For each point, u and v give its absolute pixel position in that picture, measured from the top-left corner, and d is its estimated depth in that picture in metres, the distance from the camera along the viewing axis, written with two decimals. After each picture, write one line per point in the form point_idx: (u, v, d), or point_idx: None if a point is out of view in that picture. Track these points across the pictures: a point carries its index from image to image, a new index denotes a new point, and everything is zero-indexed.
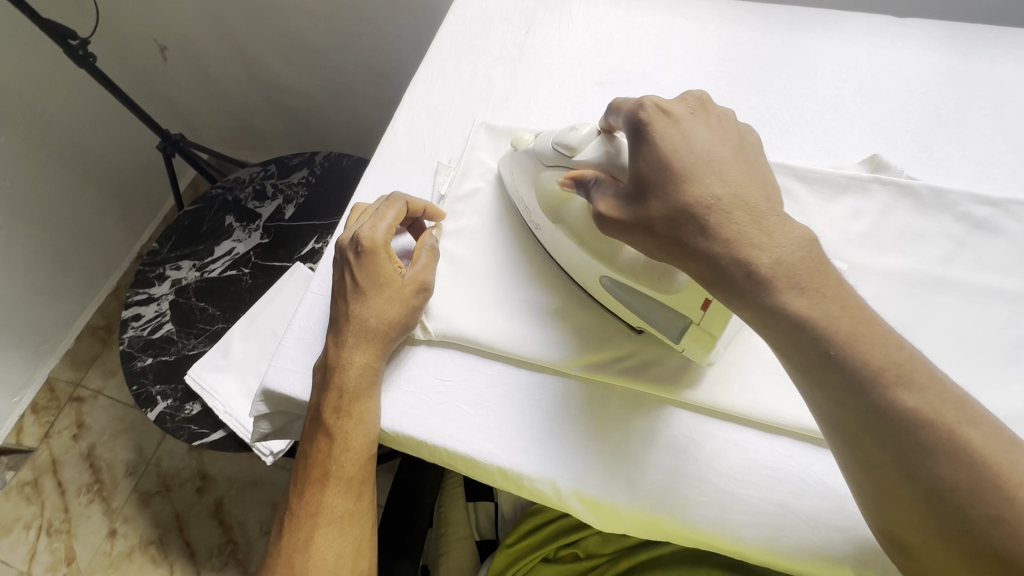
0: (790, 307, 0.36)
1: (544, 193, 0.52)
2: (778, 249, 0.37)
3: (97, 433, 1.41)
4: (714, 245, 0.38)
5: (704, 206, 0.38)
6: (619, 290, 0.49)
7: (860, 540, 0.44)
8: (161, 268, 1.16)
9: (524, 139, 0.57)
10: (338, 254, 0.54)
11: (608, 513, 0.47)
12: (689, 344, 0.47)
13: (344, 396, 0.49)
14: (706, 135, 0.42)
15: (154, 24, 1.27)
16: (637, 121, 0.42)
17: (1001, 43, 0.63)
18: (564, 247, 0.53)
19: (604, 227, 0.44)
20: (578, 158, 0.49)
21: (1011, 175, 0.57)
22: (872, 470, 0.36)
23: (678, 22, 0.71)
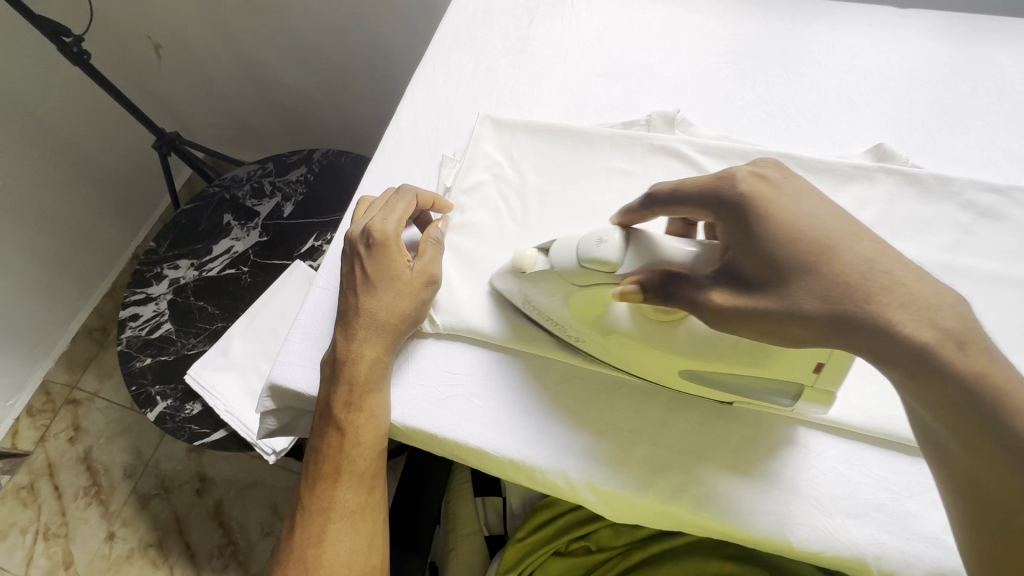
0: (928, 344, 0.33)
1: (581, 307, 0.48)
2: (950, 307, 0.34)
3: (94, 435, 1.40)
4: (887, 315, 0.34)
5: (860, 271, 0.35)
6: (706, 377, 0.46)
7: (874, 527, 0.44)
8: (158, 267, 1.15)
9: (526, 256, 0.49)
10: (347, 246, 0.54)
11: (621, 504, 0.47)
12: (805, 405, 0.45)
13: (354, 390, 0.49)
14: (815, 198, 0.39)
15: (149, 21, 1.26)
16: (739, 195, 0.40)
17: (1001, 33, 0.64)
18: (625, 356, 0.48)
19: (727, 323, 0.39)
20: (623, 270, 0.43)
21: (1016, 163, 0.57)
22: (994, 486, 0.33)
23: (680, 14, 0.71)
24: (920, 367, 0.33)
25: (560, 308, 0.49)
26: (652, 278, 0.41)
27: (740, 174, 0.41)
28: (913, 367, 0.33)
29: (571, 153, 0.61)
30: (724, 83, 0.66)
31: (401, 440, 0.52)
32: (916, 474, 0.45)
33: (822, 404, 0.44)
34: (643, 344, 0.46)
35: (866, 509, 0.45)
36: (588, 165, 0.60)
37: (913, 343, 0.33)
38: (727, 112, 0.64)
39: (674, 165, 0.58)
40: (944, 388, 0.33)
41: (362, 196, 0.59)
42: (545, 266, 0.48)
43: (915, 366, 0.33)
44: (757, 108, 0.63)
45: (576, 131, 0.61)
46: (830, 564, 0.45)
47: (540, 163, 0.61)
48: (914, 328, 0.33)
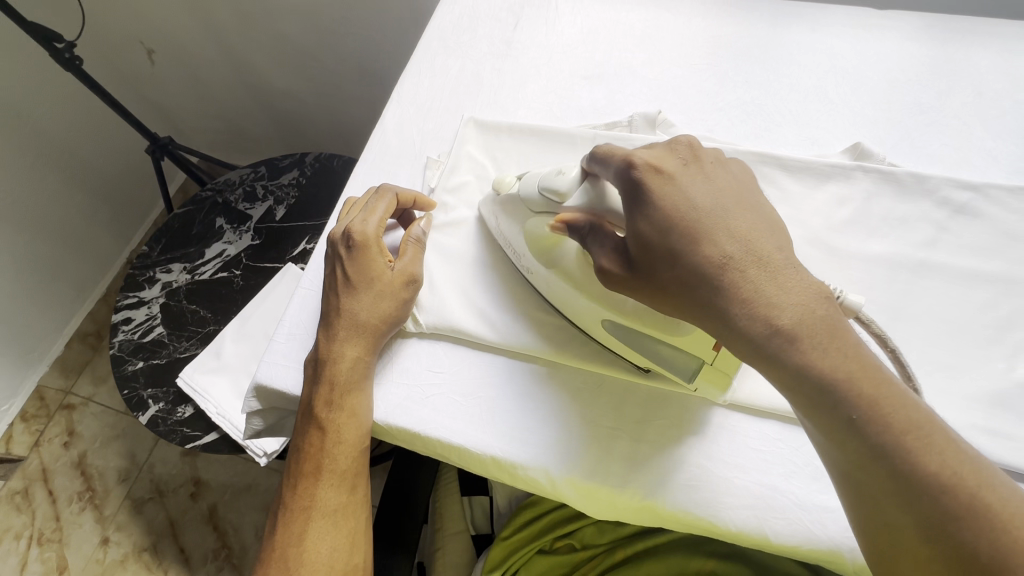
0: (763, 334, 0.35)
1: (535, 238, 0.52)
2: (799, 304, 0.35)
3: (88, 440, 1.40)
4: (731, 306, 0.36)
5: (716, 266, 0.37)
6: (620, 334, 0.48)
7: (850, 520, 0.44)
8: (151, 271, 1.16)
9: (506, 182, 0.56)
10: (330, 248, 0.55)
11: (601, 499, 0.48)
12: (702, 384, 0.47)
13: (334, 389, 0.49)
14: (702, 189, 0.41)
15: (141, 27, 1.27)
16: (633, 182, 0.41)
17: (978, 33, 0.65)
18: (561, 292, 0.51)
19: (608, 283, 0.44)
20: (567, 204, 0.49)
21: (992, 161, 0.58)
22: (844, 468, 0.33)
23: (663, 16, 0.72)
24: (754, 350, 0.35)
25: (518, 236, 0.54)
26: (578, 221, 0.47)
27: (638, 161, 0.42)
28: (754, 351, 0.36)
29: (553, 153, 0.62)
30: (706, 85, 0.66)
31: (385, 438, 0.53)
32: None
33: (715, 388, 0.47)
34: (579, 285, 0.49)
35: (842, 503, 0.45)
36: (571, 165, 0.61)
37: (756, 328, 0.35)
38: (708, 112, 0.65)
39: None
40: (784, 372, 0.35)
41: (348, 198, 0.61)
42: (514, 194, 0.54)
43: (752, 349, 0.36)
44: (738, 109, 0.64)
45: (559, 132, 0.62)
46: (808, 557, 0.45)
47: (523, 163, 0.62)
48: (755, 318, 0.35)
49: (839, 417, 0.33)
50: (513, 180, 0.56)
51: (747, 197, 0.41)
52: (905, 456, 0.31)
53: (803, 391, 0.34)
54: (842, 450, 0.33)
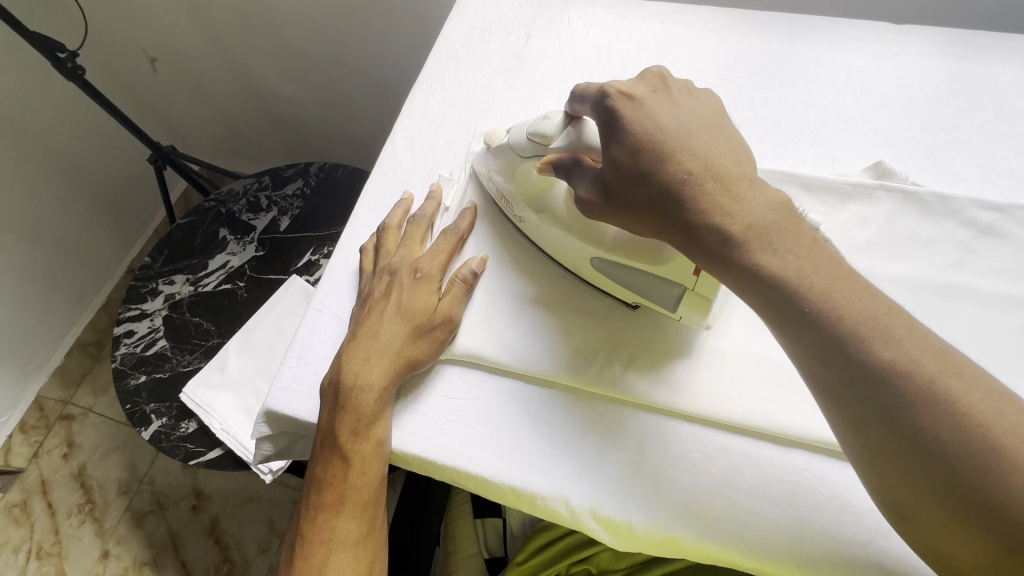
0: (737, 235, 0.38)
1: (525, 184, 0.54)
2: (756, 212, 0.38)
3: (88, 451, 1.38)
4: (694, 219, 0.39)
5: (678, 182, 0.40)
6: (609, 270, 0.51)
7: (884, 556, 0.43)
8: (153, 283, 1.14)
9: (497, 135, 0.56)
10: (388, 275, 0.55)
11: (625, 532, 0.46)
12: (685, 312, 0.48)
13: (360, 418, 0.48)
14: (669, 114, 0.43)
15: (144, 35, 1.26)
16: (606, 110, 0.45)
17: (998, 49, 0.64)
18: (549, 234, 0.54)
19: (587, 211, 0.47)
20: (553, 147, 0.50)
21: (1015, 180, 0.57)
22: (817, 373, 0.35)
23: (677, 30, 0.71)
24: (714, 259, 0.39)
25: (510, 182, 0.56)
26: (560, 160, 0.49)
27: (611, 89, 0.45)
28: (714, 261, 0.39)
29: None
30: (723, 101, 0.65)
31: (401, 466, 0.52)
32: None
33: (698, 317, 0.48)
34: (564, 227, 0.52)
35: (874, 536, 0.44)
36: None
37: (718, 234, 0.38)
38: None
39: None
40: (749, 281, 0.37)
41: (386, 221, 0.59)
42: (503, 141, 0.55)
43: (714, 259, 0.39)
44: (756, 126, 0.63)
45: None
46: None
47: None
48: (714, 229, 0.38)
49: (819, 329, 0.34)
50: (504, 133, 0.56)
51: (710, 121, 0.44)
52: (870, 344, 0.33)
53: (776, 305, 0.36)
54: (817, 356, 0.35)
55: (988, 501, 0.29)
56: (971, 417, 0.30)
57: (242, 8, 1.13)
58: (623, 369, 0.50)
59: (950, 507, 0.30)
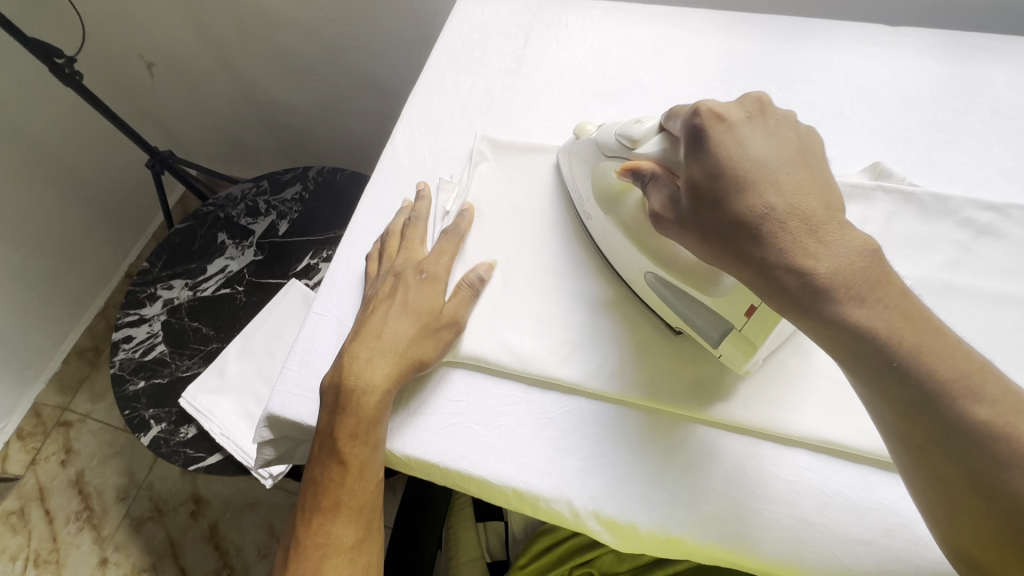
0: (821, 281, 0.37)
1: (602, 185, 0.53)
2: (842, 260, 0.37)
3: (86, 458, 1.37)
4: (772, 256, 0.39)
5: (761, 216, 0.39)
6: (663, 288, 0.49)
7: (886, 554, 0.43)
8: (152, 288, 1.14)
9: (587, 129, 0.58)
10: (393, 274, 0.55)
11: (628, 534, 0.46)
12: (727, 350, 0.47)
13: (361, 422, 0.48)
14: (759, 143, 0.42)
15: (142, 41, 1.26)
16: (694, 129, 0.44)
17: (991, 50, 0.65)
18: (614, 239, 0.53)
19: (658, 227, 0.46)
20: (638, 150, 0.50)
21: (1012, 180, 0.57)
22: (902, 428, 0.35)
23: (675, 32, 0.72)
24: (788, 300, 0.38)
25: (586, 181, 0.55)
26: (643, 168, 0.48)
27: (706, 109, 0.44)
28: (784, 300, 0.38)
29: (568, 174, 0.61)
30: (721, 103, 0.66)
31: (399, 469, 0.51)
32: None
33: (739, 358, 0.47)
34: (629, 233, 0.51)
35: (875, 535, 0.44)
36: None
37: (798, 275, 0.37)
38: None
39: None
40: (810, 307, 0.37)
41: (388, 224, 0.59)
42: (591, 140, 0.55)
43: (787, 301, 0.38)
44: None
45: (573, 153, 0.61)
46: None
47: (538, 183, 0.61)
48: (787, 261, 0.38)
49: (877, 362, 0.35)
50: (593, 130, 0.58)
51: (805, 155, 0.43)
52: (961, 404, 0.33)
53: (838, 333, 0.37)
54: (898, 408, 0.35)
55: None
56: None
57: (239, 12, 1.13)
58: (626, 370, 0.51)
59: None
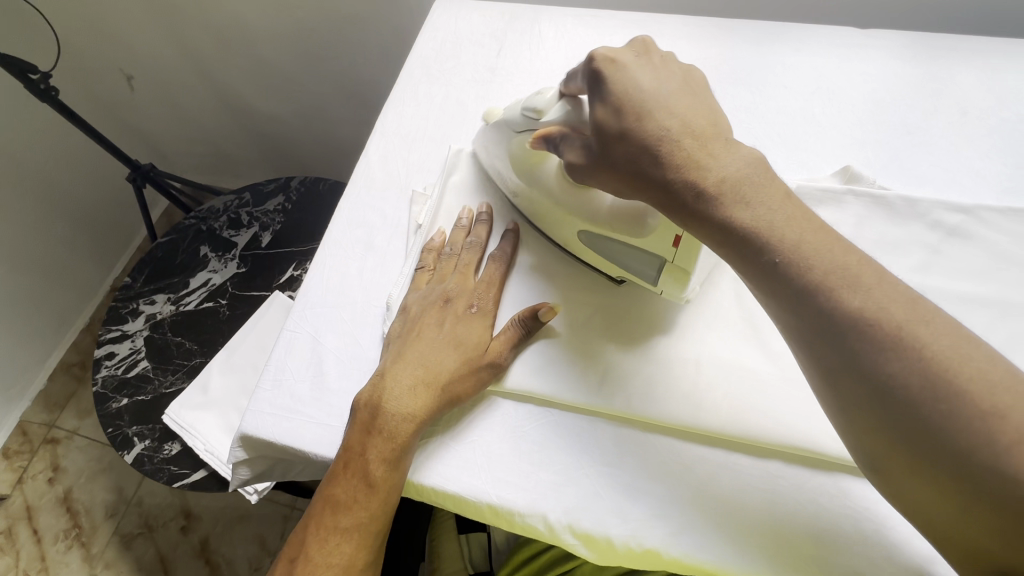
0: (709, 188, 0.39)
1: (517, 161, 0.56)
2: (725, 165, 0.39)
3: (74, 475, 1.36)
4: (669, 173, 0.40)
5: (657, 137, 0.41)
6: (596, 242, 0.53)
7: (860, 564, 0.43)
8: (134, 303, 1.13)
9: (496, 112, 0.60)
10: (445, 304, 0.53)
11: (604, 548, 0.46)
12: (666, 284, 0.50)
13: (395, 447, 0.47)
14: (649, 76, 0.44)
15: (120, 54, 1.25)
16: (592, 73, 0.46)
17: (959, 51, 0.65)
18: (544, 209, 0.56)
19: (575, 175, 0.47)
20: (545, 120, 0.51)
21: (981, 181, 0.57)
22: (789, 323, 0.37)
23: (647, 38, 0.72)
24: (691, 213, 0.40)
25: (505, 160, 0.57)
26: (551, 134, 0.50)
27: (598, 53, 0.46)
28: (684, 213, 0.40)
29: None
30: None
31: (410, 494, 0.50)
32: None
33: (677, 288, 0.49)
34: (555, 200, 0.54)
35: (850, 540, 0.44)
36: None
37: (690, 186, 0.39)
38: None
39: None
40: (790, 305, 0.36)
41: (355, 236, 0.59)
42: (501, 120, 0.57)
43: (685, 211, 0.40)
44: None
45: None
46: None
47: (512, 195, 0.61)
48: (764, 258, 0.37)
49: (850, 358, 0.34)
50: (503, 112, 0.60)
51: (690, 82, 0.45)
52: (836, 294, 0.35)
53: (804, 329, 0.36)
54: (789, 308, 0.36)
55: (949, 446, 0.31)
56: (934, 364, 0.32)
57: (216, 23, 1.13)
58: (599, 381, 0.50)
59: (914, 452, 0.32)
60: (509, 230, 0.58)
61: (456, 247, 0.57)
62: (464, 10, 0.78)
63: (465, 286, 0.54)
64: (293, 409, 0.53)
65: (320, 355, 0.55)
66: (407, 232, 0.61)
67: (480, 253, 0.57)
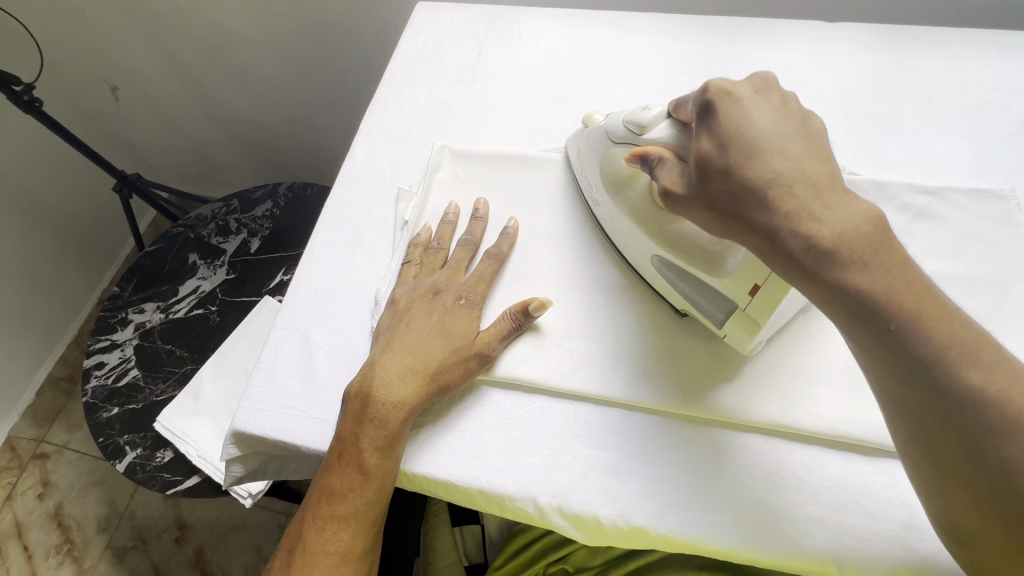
0: (826, 250, 0.37)
1: (609, 172, 0.55)
2: (847, 223, 0.37)
3: (65, 489, 1.35)
4: (772, 221, 0.38)
5: (765, 182, 0.39)
6: (669, 272, 0.51)
7: (839, 532, 0.44)
8: (123, 312, 1.13)
9: (595, 118, 0.60)
10: (435, 294, 0.54)
11: (593, 528, 0.47)
12: (730, 329, 0.48)
13: (386, 435, 0.48)
14: (765, 116, 0.41)
15: (104, 64, 1.25)
16: (703, 104, 0.43)
17: (923, 42, 0.67)
18: (621, 225, 0.54)
19: (670, 203, 0.45)
20: (648, 136, 0.50)
21: (947, 165, 0.60)
22: (892, 392, 0.37)
23: (624, 36, 0.74)
24: (796, 266, 0.38)
25: (594, 167, 0.57)
26: (646, 155, 0.48)
27: (712, 83, 0.44)
28: (793, 268, 0.38)
29: (526, 179, 0.62)
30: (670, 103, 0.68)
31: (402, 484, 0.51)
32: (872, 472, 0.46)
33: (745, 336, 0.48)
34: (635, 219, 0.52)
35: (828, 512, 0.45)
36: (546, 190, 0.62)
37: (800, 244, 0.37)
38: None
39: None
40: (901, 375, 0.36)
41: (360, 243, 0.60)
42: (602, 126, 0.56)
43: (796, 267, 0.38)
44: None
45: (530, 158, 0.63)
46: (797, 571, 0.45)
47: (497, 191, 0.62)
48: (879, 324, 0.36)
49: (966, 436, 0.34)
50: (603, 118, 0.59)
51: (808, 127, 0.42)
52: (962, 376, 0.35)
53: (912, 404, 0.36)
54: (899, 377, 0.36)
55: None
56: None
57: (199, 31, 1.13)
58: (584, 367, 0.52)
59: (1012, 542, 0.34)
60: (509, 226, 0.58)
61: (443, 242, 0.58)
62: (444, 13, 0.79)
63: (452, 279, 0.55)
64: (283, 404, 0.54)
65: (310, 351, 0.56)
66: (394, 229, 0.62)
67: (472, 249, 0.57)
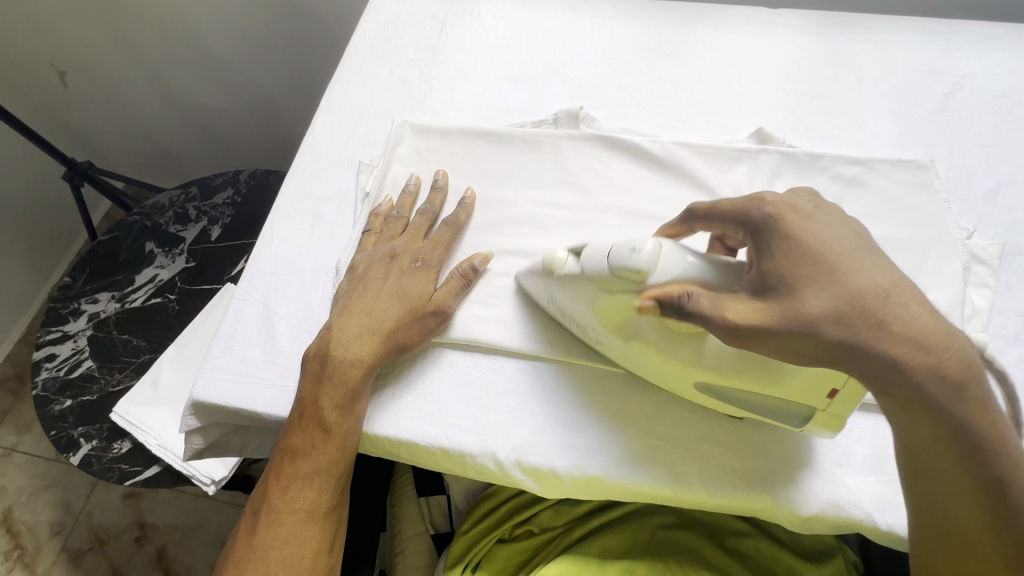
0: (934, 374, 0.37)
1: (605, 313, 0.47)
2: (957, 347, 0.37)
3: (14, 494, 1.29)
4: (895, 340, 0.37)
5: (876, 297, 0.38)
6: (715, 390, 0.46)
7: (773, 472, 0.47)
8: (75, 303, 1.09)
9: (558, 257, 0.50)
10: (392, 258, 0.55)
11: (550, 479, 0.49)
12: (811, 427, 0.46)
13: (346, 392, 0.48)
14: (836, 229, 0.42)
15: (52, 48, 1.20)
16: (768, 217, 0.43)
17: (857, 27, 0.72)
18: (642, 361, 0.48)
19: (739, 336, 0.40)
20: (651, 282, 0.43)
21: (875, 138, 0.65)
22: (947, 505, 0.38)
23: (580, 19, 0.76)
24: (920, 388, 0.37)
25: (584, 308, 0.49)
26: (668, 294, 0.41)
27: (770, 198, 0.44)
28: (915, 399, 0.37)
29: (487, 150, 0.63)
30: (623, 81, 0.71)
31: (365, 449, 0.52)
32: None
33: (828, 429, 0.45)
34: (662, 353, 0.46)
35: (767, 454, 0.48)
36: (505, 162, 0.63)
37: (921, 373, 0.37)
38: (626, 106, 0.69)
39: (580, 155, 0.62)
40: (981, 511, 0.37)
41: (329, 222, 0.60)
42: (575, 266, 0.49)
43: (916, 403, 0.37)
44: (655, 102, 0.69)
45: (491, 132, 0.64)
46: (739, 510, 0.48)
47: (458, 164, 0.63)
48: (977, 457, 0.37)
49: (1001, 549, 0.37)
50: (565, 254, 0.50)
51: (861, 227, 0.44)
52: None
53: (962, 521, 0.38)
54: (966, 495, 0.37)
55: None
56: None
57: (153, 15, 1.11)
58: (542, 331, 0.53)
59: None
60: (467, 197, 0.60)
61: (404, 211, 0.59)
62: None
63: (414, 244, 0.56)
64: (244, 373, 0.54)
65: (271, 321, 0.56)
66: (356, 201, 0.63)
67: (431, 217, 0.58)
